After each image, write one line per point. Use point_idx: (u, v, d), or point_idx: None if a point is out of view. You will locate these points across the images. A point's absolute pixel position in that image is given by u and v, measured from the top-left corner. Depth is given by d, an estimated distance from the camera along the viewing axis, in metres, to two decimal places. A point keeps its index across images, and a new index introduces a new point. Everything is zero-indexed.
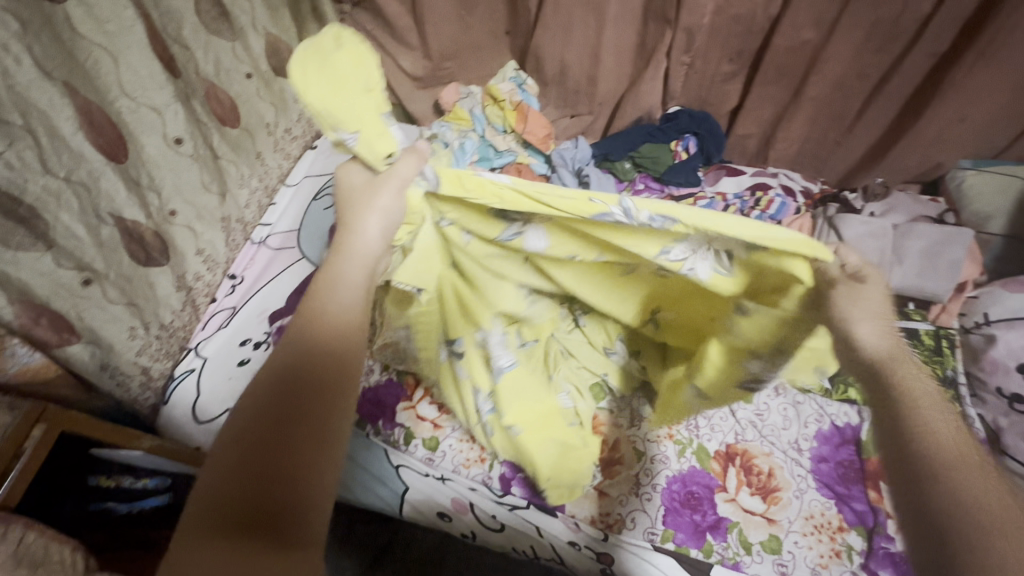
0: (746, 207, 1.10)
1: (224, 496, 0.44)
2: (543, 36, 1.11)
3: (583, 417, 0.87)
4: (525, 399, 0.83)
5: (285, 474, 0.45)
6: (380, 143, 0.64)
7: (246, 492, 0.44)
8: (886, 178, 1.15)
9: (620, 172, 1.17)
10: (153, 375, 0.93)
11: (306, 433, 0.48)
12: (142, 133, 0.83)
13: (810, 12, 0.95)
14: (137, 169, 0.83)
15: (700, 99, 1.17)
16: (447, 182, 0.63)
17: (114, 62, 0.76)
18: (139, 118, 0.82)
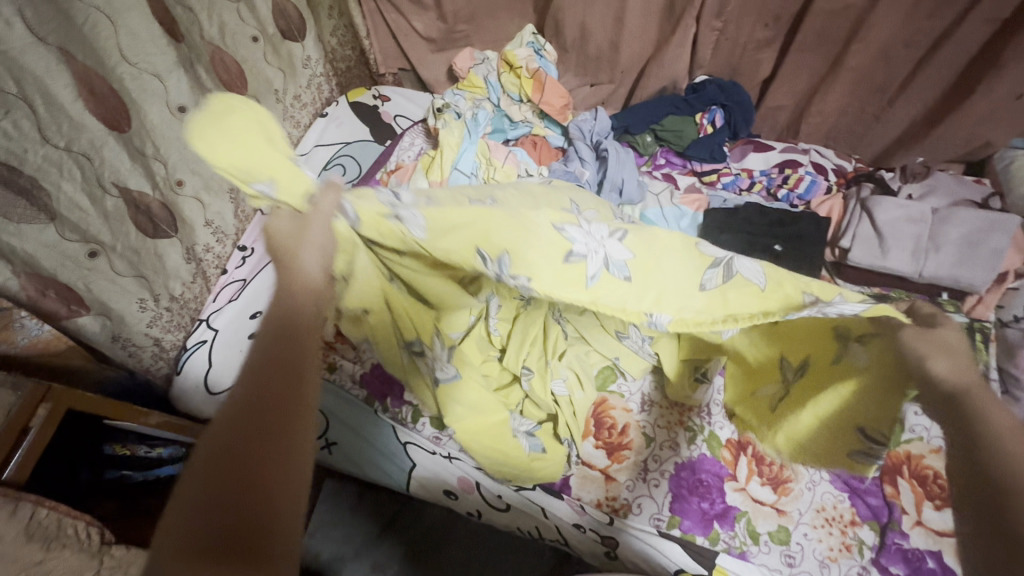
0: (773, 185, 1.05)
1: (197, 529, 0.35)
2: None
3: (578, 407, 0.84)
4: (476, 409, 0.80)
5: (257, 474, 0.37)
6: (298, 185, 0.55)
7: (216, 509, 0.35)
8: (928, 157, 1.07)
9: (641, 146, 1.12)
10: (165, 346, 0.94)
11: (274, 427, 0.40)
12: (146, 101, 0.80)
13: None
14: (141, 138, 0.81)
15: (731, 68, 1.09)
16: (368, 223, 0.61)
17: (113, 25, 0.73)
18: (142, 85, 0.79)
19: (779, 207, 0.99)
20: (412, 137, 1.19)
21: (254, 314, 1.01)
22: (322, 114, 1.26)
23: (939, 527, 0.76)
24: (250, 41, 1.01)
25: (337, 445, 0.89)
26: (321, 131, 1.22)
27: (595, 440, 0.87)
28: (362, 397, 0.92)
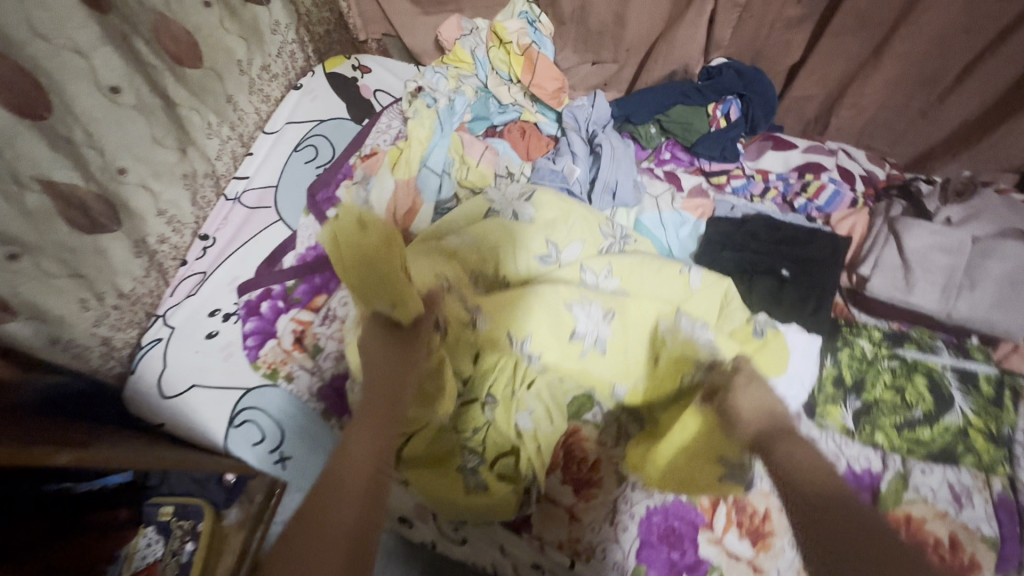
0: (790, 191, 0.92)
1: None
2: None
3: (544, 442, 0.77)
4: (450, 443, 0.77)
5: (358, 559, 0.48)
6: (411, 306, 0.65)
7: None
8: (975, 169, 0.92)
9: (643, 139, 0.98)
10: (116, 344, 0.90)
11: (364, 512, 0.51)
12: (69, 81, 0.71)
13: None
14: (67, 124, 0.73)
15: (753, 51, 0.94)
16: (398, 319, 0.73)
17: None
18: (63, 64, 0.70)
19: (793, 220, 0.87)
20: (390, 118, 1.08)
21: (213, 312, 0.95)
22: (296, 86, 1.16)
23: None
24: (202, 6, 0.90)
25: (291, 459, 0.87)
26: (293, 107, 1.12)
27: (562, 475, 0.80)
28: (319, 411, 0.87)
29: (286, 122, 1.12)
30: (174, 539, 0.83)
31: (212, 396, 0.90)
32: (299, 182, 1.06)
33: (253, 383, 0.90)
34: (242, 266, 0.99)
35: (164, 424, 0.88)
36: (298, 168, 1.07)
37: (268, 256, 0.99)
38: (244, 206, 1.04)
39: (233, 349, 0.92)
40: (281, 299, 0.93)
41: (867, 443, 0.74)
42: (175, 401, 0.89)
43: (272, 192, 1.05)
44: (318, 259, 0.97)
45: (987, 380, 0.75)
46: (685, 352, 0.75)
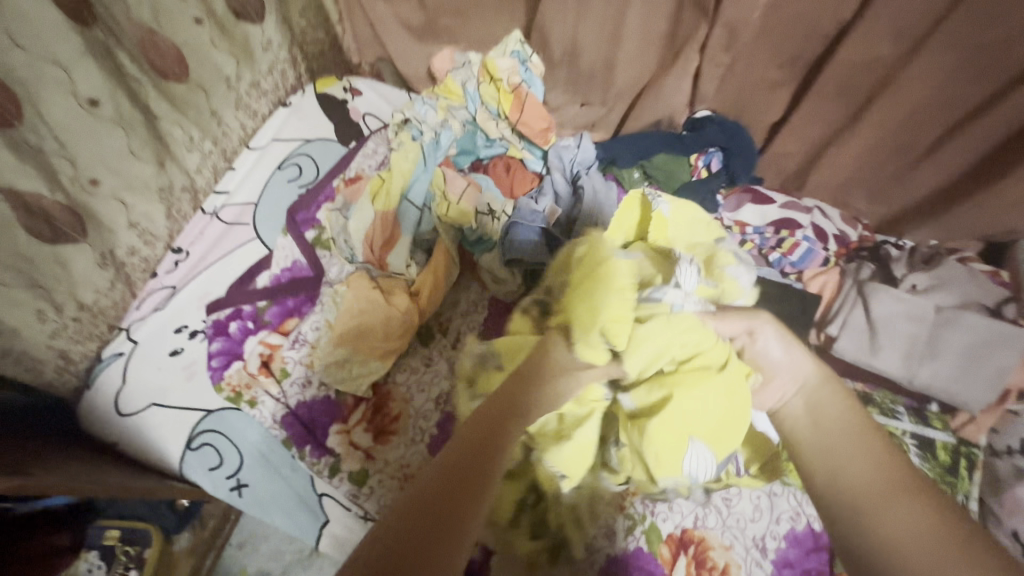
0: (765, 245, 0.93)
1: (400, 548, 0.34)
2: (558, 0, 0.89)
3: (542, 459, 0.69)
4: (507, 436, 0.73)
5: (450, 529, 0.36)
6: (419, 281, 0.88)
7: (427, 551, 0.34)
8: (941, 238, 0.92)
9: (627, 183, 0.97)
10: (72, 358, 0.86)
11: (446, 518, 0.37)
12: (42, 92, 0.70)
13: (893, 22, 0.71)
14: (39, 134, 0.71)
15: (736, 106, 0.94)
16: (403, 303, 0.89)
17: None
18: (40, 76, 0.69)
19: (765, 273, 0.87)
20: (376, 143, 1.07)
21: (180, 328, 0.92)
22: (284, 103, 1.13)
23: None
24: (193, 23, 0.88)
25: (247, 488, 0.83)
26: (281, 124, 1.10)
27: None
28: (282, 439, 0.84)
29: (273, 139, 1.10)
30: (118, 565, 0.78)
31: (173, 418, 0.86)
32: (278, 201, 1.04)
33: (214, 406, 0.86)
34: (215, 284, 0.97)
35: (118, 443, 0.85)
36: (279, 188, 1.05)
37: (244, 273, 0.97)
38: (221, 222, 1.02)
39: (197, 369, 0.89)
40: (250, 320, 0.92)
41: None
42: (132, 420, 0.86)
43: (251, 209, 1.03)
44: (291, 282, 0.95)
45: (944, 448, 0.73)
46: (670, 452, 0.60)
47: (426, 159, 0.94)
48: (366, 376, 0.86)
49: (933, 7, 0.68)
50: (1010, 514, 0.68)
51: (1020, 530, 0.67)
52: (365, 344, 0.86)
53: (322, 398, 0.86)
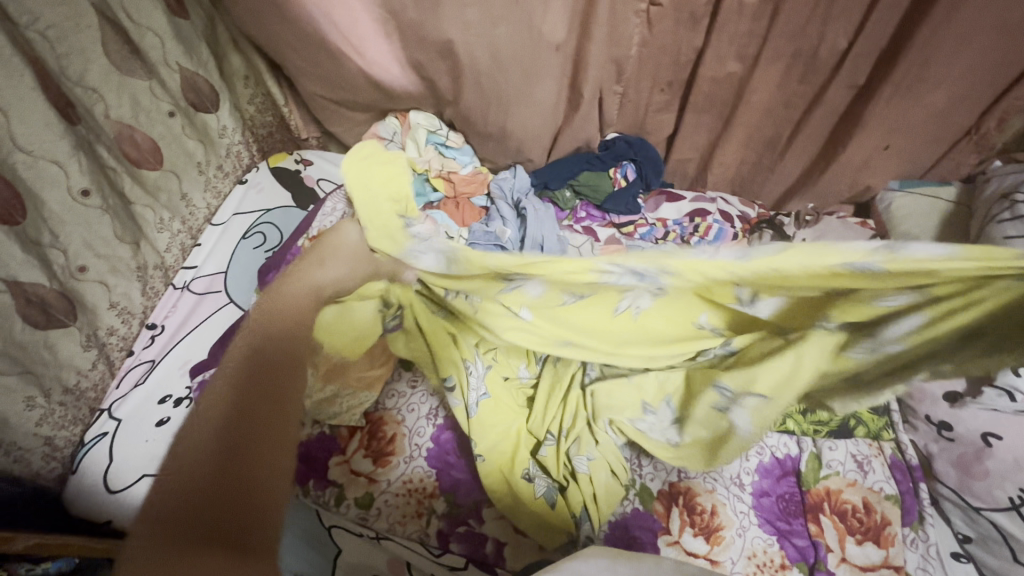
0: (685, 233, 1.10)
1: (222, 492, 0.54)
2: (468, 95, 0.99)
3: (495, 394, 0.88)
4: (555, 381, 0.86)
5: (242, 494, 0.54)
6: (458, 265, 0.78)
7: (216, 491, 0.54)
8: (818, 203, 1.13)
9: (561, 202, 1.15)
10: (58, 444, 0.87)
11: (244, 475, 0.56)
12: (40, 188, 0.80)
13: (730, 46, 0.91)
14: (37, 227, 0.80)
15: (638, 126, 1.13)
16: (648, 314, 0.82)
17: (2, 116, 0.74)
18: (39, 172, 0.79)
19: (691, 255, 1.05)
20: (334, 202, 1.16)
21: (164, 398, 0.94)
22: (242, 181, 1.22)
23: (861, 562, 0.79)
24: (165, 116, 0.99)
25: None
26: (240, 199, 1.18)
27: None
28: None
29: (233, 214, 1.17)
30: None
31: None
32: (248, 266, 1.10)
33: None
34: (194, 350, 1.00)
35: (111, 522, 0.85)
36: (246, 254, 1.12)
37: (221, 336, 1.01)
38: (193, 294, 1.06)
39: None
40: None
41: (782, 432, 0.89)
42: (124, 495, 0.85)
43: (221, 278, 1.09)
44: None
45: None
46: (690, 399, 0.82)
47: None
48: (357, 407, 0.91)
49: (757, 32, 0.88)
50: (922, 403, 0.82)
51: (930, 413, 0.82)
52: (351, 376, 0.91)
53: (317, 435, 0.90)
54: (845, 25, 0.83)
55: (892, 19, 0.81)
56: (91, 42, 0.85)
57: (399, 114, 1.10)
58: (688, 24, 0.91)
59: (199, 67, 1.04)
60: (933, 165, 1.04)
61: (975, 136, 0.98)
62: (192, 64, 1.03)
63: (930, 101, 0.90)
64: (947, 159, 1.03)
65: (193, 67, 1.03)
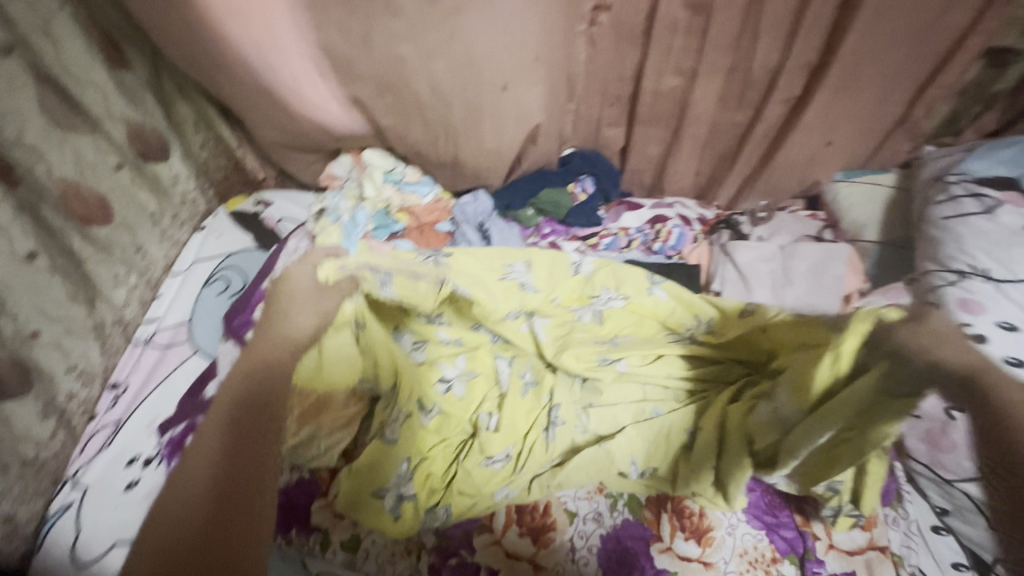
0: (648, 240, 1.14)
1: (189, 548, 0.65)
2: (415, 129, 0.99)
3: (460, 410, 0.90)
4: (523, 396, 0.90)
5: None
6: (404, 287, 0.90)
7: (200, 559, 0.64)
8: (771, 200, 1.17)
9: (524, 220, 1.16)
10: (19, 521, 0.82)
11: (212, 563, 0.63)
12: None
13: (670, 61, 0.95)
14: None
15: (592, 140, 1.16)
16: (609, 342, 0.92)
17: None
18: None
19: (655, 262, 1.08)
20: (297, 240, 1.13)
21: (131, 460, 0.90)
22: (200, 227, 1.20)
23: (848, 546, 0.80)
24: (113, 170, 0.97)
25: None
26: (200, 245, 1.16)
27: (518, 528, 0.84)
28: None
29: (194, 260, 1.15)
30: None
31: None
32: (211, 313, 1.07)
33: None
34: (161, 406, 0.96)
35: None
36: (209, 301, 1.09)
37: (188, 389, 0.98)
38: (156, 347, 1.03)
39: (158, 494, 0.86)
40: None
41: None
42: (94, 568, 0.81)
43: (185, 328, 1.06)
44: None
45: None
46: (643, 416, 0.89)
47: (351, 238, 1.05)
48: (334, 447, 0.89)
49: (692, 46, 0.92)
50: None
51: None
52: (326, 418, 0.90)
53: (296, 480, 0.87)
54: (775, 37, 0.87)
55: (821, 25, 0.85)
56: (26, 101, 0.82)
57: (353, 152, 1.10)
58: (627, 41, 0.94)
59: (146, 117, 1.02)
60: (872, 155, 1.10)
61: (906, 125, 1.03)
62: (139, 115, 1.01)
63: (862, 97, 0.95)
64: (884, 149, 1.08)
65: (140, 118, 1.01)
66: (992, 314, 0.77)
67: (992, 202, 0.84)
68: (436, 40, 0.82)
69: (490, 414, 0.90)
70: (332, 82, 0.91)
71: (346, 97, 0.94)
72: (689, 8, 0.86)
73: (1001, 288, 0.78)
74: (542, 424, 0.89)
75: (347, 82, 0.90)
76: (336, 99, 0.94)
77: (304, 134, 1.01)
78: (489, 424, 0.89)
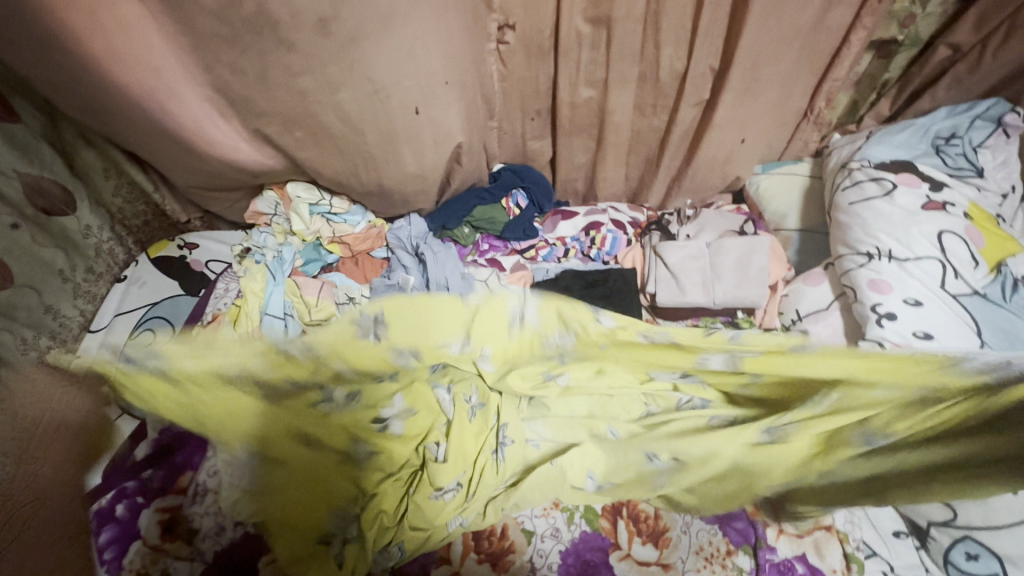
0: (584, 247, 1.15)
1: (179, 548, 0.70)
2: (336, 160, 0.97)
3: (405, 453, 0.91)
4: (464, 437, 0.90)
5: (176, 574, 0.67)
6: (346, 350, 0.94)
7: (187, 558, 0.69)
8: (699, 197, 1.20)
9: (461, 239, 1.15)
10: None
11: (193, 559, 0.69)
12: None
13: (582, 72, 0.96)
14: None
15: (520, 154, 1.17)
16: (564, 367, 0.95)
17: None
18: None
19: (593, 269, 1.09)
20: (225, 283, 1.09)
21: None
22: (120, 278, 1.14)
23: (796, 530, 0.83)
24: (9, 229, 0.90)
25: None
26: (121, 297, 1.10)
27: (476, 555, 0.82)
28: None
29: (115, 314, 1.08)
30: None
31: None
32: None
33: None
34: None
35: None
36: None
37: None
38: None
39: None
40: (139, 494, 0.85)
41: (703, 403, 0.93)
42: None
43: None
44: (174, 438, 0.90)
45: None
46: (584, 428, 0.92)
47: (276, 274, 1.03)
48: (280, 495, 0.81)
49: (600, 58, 0.94)
50: None
51: None
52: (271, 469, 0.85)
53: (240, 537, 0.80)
54: (676, 45, 0.91)
55: (716, 31, 0.88)
56: None
57: (275, 187, 1.05)
58: (537, 56, 0.95)
59: (44, 170, 0.96)
60: (786, 147, 1.15)
61: (811, 117, 1.08)
62: (35, 168, 0.94)
63: (767, 94, 0.99)
64: (796, 140, 1.14)
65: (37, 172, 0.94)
66: (900, 292, 0.83)
67: (890, 185, 0.90)
68: (339, 70, 0.81)
69: (437, 445, 0.91)
70: (237, 121, 0.88)
71: (257, 135, 0.91)
72: (590, 22, 0.88)
73: (904, 267, 0.84)
74: (491, 445, 0.91)
75: (255, 120, 0.87)
76: (248, 136, 0.91)
77: (217, 175, 0.97)
78: (437, 455, 0.89)
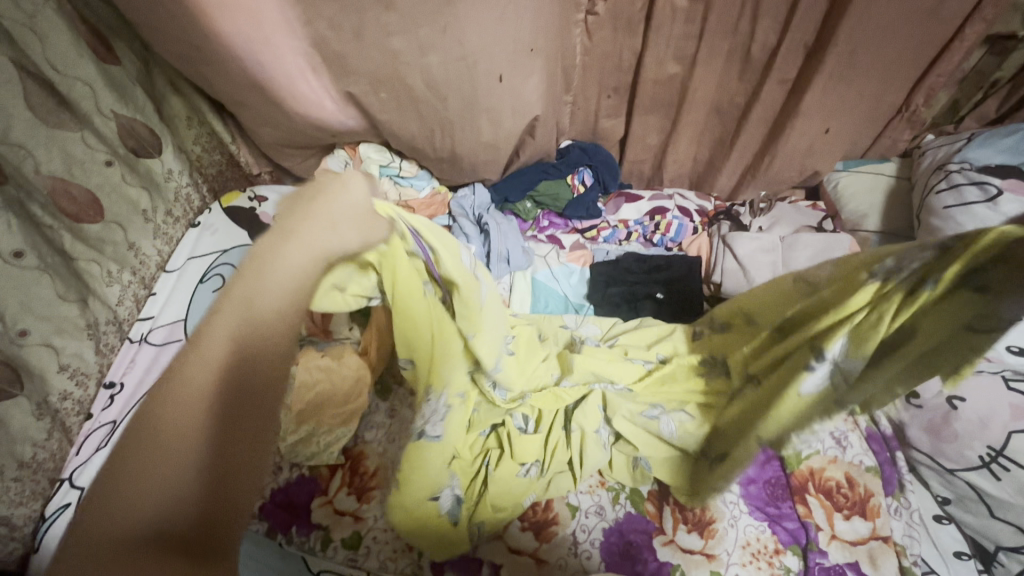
0: (647, 232, 1.13)
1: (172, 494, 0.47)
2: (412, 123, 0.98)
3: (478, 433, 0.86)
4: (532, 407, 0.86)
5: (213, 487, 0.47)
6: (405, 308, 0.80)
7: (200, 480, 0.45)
8: (771, 190, 1.16)
9: (523, 213, 1.15)
10: (16, 523, 0.82)
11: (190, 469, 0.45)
12: None
13: (670, 48, 0.93)
14: None
15: (590, 132, 1.15)
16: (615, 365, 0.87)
17: None
18: None
19: (655, 254, 1.08)
20: None
21: None
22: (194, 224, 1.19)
23: (851, 537, 0.80)
24: (103, 166, 0.95)
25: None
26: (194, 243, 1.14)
27: (520, 522, 0.84)
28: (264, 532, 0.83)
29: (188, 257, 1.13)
30: None
31: None
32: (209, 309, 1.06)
33: None
34: None
35: None
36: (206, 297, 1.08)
37: None
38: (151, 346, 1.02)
39: None
40: None
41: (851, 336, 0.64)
42: None
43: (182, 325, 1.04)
44: None
45: None
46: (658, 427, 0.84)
47: None
48: (334, 444, 0.88)
49: (692, 33, 0.91)
50: None
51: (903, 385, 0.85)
52: (325, 415, 0.89)
53: (295, 479, 0.87)
54: (774, 26, 0.87)
55: (820, 12, 0.84)
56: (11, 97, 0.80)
57: (347, 146, 1.07)
58: (624, 30, 0.93)
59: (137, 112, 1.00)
60: (872, 143, 1.09)
61: (906, 113, 1.02)
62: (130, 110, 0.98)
63: (863, 85, 0.94)
64: (884, 137, 1.08)
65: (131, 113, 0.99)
66: None
67: (995, 190, 0.84)
68: (431, 32, 0.81)
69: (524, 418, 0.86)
70: (327, 77, 0.89)
71: (342, 93, 0.92)
72: None
73: None
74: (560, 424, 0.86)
75: (342, 77, 0.88)
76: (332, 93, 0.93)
77: (297, 130, 1.00)
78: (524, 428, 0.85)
